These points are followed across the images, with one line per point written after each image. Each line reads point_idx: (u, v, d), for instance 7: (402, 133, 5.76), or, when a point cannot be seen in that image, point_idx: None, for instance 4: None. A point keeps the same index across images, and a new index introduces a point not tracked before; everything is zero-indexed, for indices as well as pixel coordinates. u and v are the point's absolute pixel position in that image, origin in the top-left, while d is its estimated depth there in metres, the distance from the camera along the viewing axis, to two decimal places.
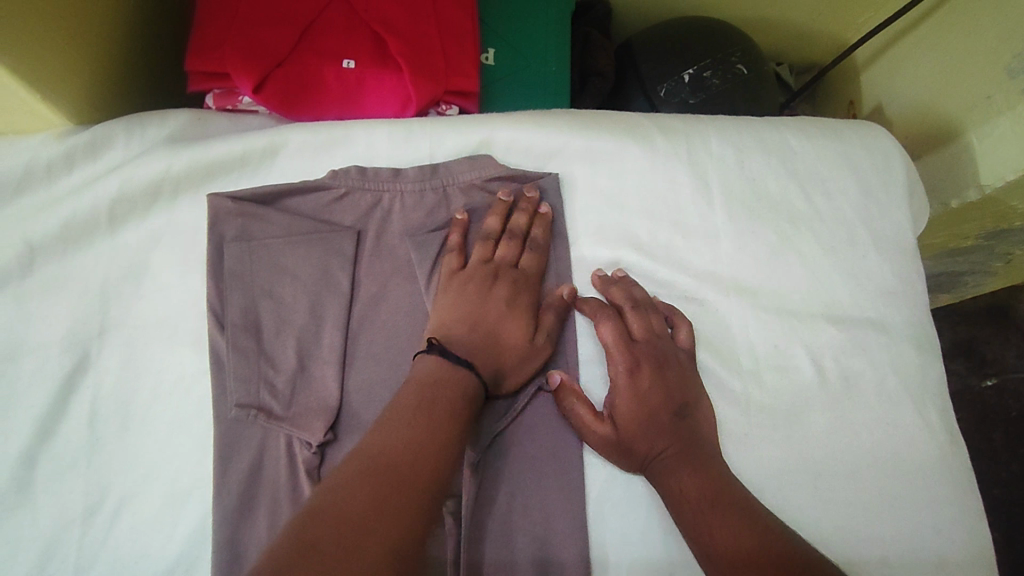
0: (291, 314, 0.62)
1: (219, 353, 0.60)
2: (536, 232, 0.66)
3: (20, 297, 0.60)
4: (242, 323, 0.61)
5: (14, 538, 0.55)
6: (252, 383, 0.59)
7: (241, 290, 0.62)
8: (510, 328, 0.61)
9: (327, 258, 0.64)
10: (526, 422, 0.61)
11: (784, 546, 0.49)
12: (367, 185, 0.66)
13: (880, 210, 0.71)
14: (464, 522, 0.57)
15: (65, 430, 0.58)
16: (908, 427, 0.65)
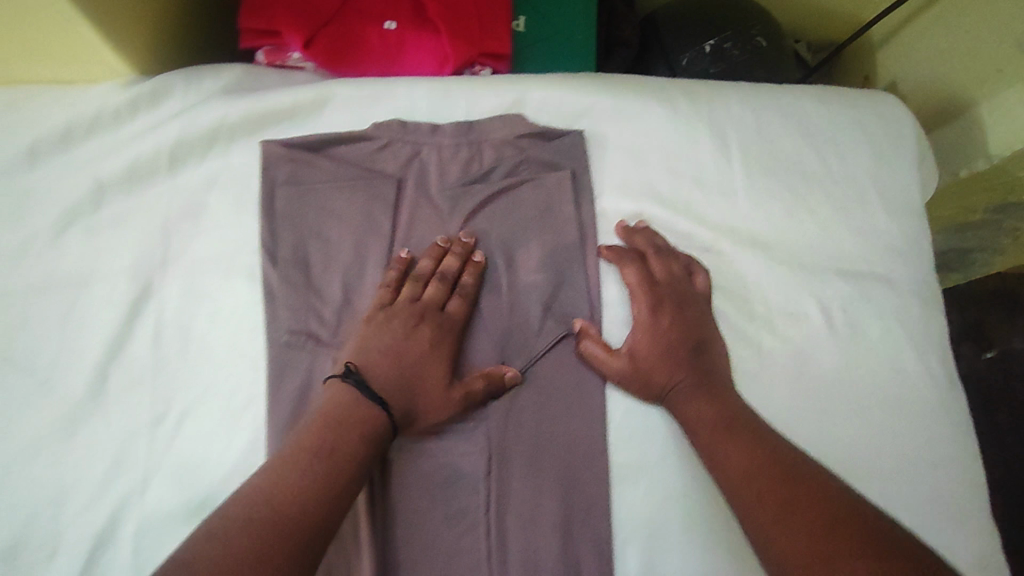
0: (337, 253, 0.67)
1: (271, 287, 0.65)
2: (465, 279, 0.66)
3: (90, 230, 0.66)
4: (292, 259, 0.66)
5: (89, 442, 0.61)
6: (303, 314, 0.65)
7: (292, 230, 0.67)
8: (430, 372, 0.62)
9: (370, 204, 0.69)
10: (552, 357, 0.66)
11: (797, 473, 0.54)
12: (407, 137, 0.70)
13: (890, 173, 0.74)
14: (494, 441, 0.63)
15: (131, 350, 0.64)
16: (910, 374, 0.69)
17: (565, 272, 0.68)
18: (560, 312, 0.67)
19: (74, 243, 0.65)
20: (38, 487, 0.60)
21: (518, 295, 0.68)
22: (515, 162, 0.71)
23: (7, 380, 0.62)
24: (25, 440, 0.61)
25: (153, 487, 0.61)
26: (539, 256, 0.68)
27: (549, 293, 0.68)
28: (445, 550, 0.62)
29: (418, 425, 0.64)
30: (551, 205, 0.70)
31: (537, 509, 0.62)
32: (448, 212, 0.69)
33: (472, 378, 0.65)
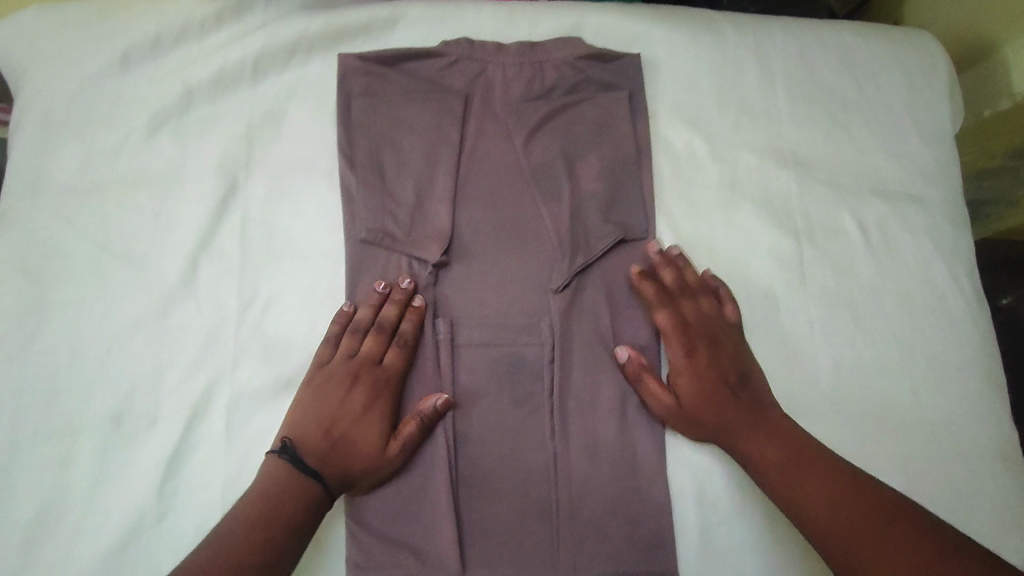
0: (409, 161, 0.72)
1: (349, 188, 0.70)
2: (404, 326, 0.67)
3: (180, 132, 0.70)
4: (369, 164, 0.71)
5: (183, 324, 0.66)
6: (379, 215, 0.69)
7: (367, 137, 0.71)
8: (362, 435, 0.63)
9: (440, 116, 0.73)
10: (607, 261, 0.72)
11: (869, 492, 0.57)
12: (474, 55, 0.75)
13: (924, 102, 0.79)
14: (557, 332, 0.69)
15: (220, 242, 0.68)
16: (939, 285, 0.74)
17: (622, 184, 0.73)
18: (617, 219, 0.73)
19: (164, 144, 0.70)
20: (138, 364, 0.66)
21: (578, 203, 0.73)
22: (576, 81, 0.76)
23: (107, 266, 0.67)
24: (124, 321, 0.66)
25: (243, 367, 0.66)
26: (597, 169, 0.73)
27: (606, 201, 0.73)
28: (512, 432, 0.68)
29: (487, 318, 0.70)
30: (609, 122, 0.74)
31: (594, 396, 0.69)
32: (513, 126, 0.74)
33: (536, 277, 0.71)
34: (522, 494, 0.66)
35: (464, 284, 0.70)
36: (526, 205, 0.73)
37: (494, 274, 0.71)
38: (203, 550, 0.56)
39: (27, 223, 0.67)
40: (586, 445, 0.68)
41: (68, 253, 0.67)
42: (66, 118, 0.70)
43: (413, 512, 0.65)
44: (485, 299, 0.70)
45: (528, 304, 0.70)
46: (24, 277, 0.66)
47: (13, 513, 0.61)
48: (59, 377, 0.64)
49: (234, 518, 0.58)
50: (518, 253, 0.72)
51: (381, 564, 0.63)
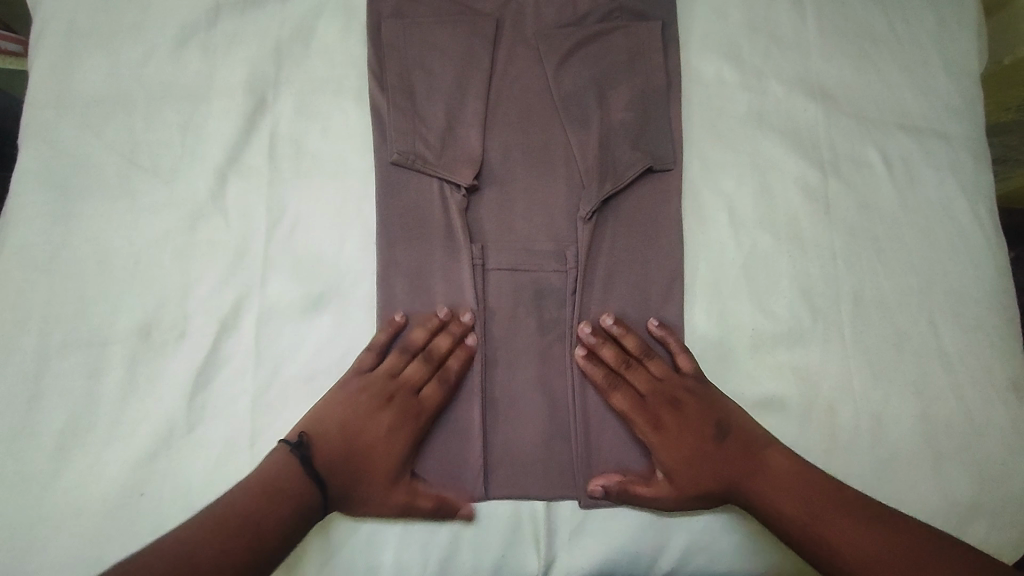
0: (439, 85, 0.71)
1: (379, 110, 0.69)
2: (451, 363, 0.64)
3: (208, 46, 0.69)
4: (399, 86, 0.70)
5: (211, 239, 0.65)
6: (409, 137, 0.69)
7: (397, 58, 0.70)
8: (378, 461, 0.59)
9: (471, 39, 0.72)
10: (637, 191, 0.72)
11: (870, 526, 0.57)
12: None
13: (950, 40, 0.79)
14: (583, 259, 0.68)
15: (249, 158, 0.67)
16: (960, 219, 0.75)
17: (653, 113, 0.73)
18: (646, 148, 0.72)
19: (193, 58, 0.69)
20: (165, 277, 0.64)
21: (607, 131, 0.72)
22: (608, 9, 0.75)
23: (133, 178, 0.66)
24: (151, 235, 0.64)
25: (272, 282, 0.65)
26: (627, 98, 0.73)
27: (637, 129, 0.72)
28: (536, 358, 0.67)
29: (514, 244, 0.69)
30: (641, 49, 0.74)
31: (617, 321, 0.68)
32: (544, 52, 0.73)
33: (565, 204, 0.70)
34: (547, 420, 0.66)
35: (491, 210, 0.70)
36: (556, 133, 0.72)
37: (521, 201, 0.70)
38: (156, 552, 0.52)
39: (54, 134, 0.66)
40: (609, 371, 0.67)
41: (95, 164, 0.65)
42: (93, 28, 0.68)
43: (438, 433, 0.64)
44: (513, 226, 0.70)
45: (555, 231, 0.70)
46: (50, 187, 0.64)
47: (42, 424, 0.59)
48: (86, 288, 0.63)
49: (200, 519, 0.54)
50: (546, 181, 0.71)
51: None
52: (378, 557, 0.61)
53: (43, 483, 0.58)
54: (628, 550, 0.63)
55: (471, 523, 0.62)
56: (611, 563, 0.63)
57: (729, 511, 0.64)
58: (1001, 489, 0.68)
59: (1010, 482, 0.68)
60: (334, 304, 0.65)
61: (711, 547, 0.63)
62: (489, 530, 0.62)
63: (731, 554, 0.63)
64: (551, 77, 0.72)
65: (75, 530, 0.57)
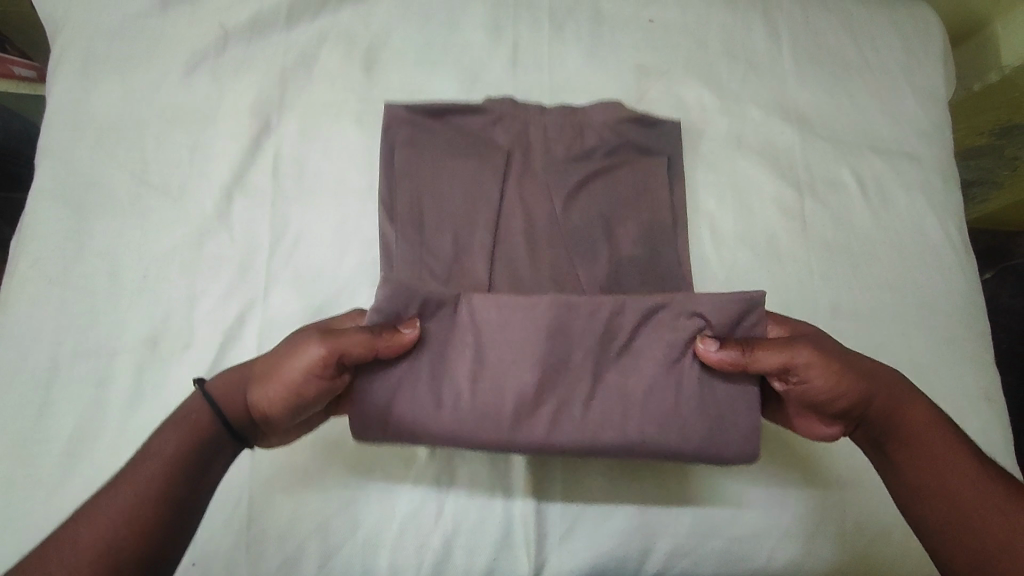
0: (450, 201, 0.68)
1: (387, 239, 0.67)
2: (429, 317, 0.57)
3: (216, 71, 0.73)
4: (408, 214, 0.67)
5: (217, 253, 0.68)
6: (417, 262, 0.65)
7: (408, 183, 0.68)
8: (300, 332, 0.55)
9: (481, 169, 0.70)
10: None
11: (964, 444, 0.53)
12: (517, 114, 0.73)
13: (917, 67, 0.84)
14: None
15: (254, 177, 0.71)
16: (931, 235, 0.79)
17: (661, 245, 0.70)
18: (657, 286, 0.67)
19: (201, 82, 0.72)
20: (172, 289, 0.67)
21: (617, 269, 0.68)
22: (616, 145, 0.72)
23: (144, 195, 0.69)
24: (160, 248, 0.68)
25: (275, 295, 0.68)
26: (634, 239, 0.69)
27: (647, 265, 0.68)
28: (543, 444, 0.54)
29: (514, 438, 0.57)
30: (647, 186, 0.72)
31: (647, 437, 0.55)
32: (554, 190, 0.70)
33: None
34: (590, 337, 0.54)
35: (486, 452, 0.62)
36: (566, 261, 0.68)
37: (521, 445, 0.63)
38: (88, 511, 0.46)
39: (68, 154, 0.69)
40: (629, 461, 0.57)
41: (107, 182, 0.69)
42: (108, 54, 0.72)
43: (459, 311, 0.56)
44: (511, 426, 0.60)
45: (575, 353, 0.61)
46: (65, 203, 0.68)
47: (52, 429, 0.62)
48: (97, 300, 0.66)
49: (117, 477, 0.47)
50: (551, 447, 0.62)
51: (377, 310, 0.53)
52: (373, 558, 0.63)
53: (50, 486, 0.60)
54: (616, 553, 0.65)
55: (464, 526, 0.64)
56: (599, 565, 0.65)
57: (712, 516, 0.66)
58: None
59: None
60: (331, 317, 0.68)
61: (695, 551, 0.66)
62: (480, 535, 0.64)
63: (715, 554, 0.66)
64: (558, 217, 0.69)
65: None
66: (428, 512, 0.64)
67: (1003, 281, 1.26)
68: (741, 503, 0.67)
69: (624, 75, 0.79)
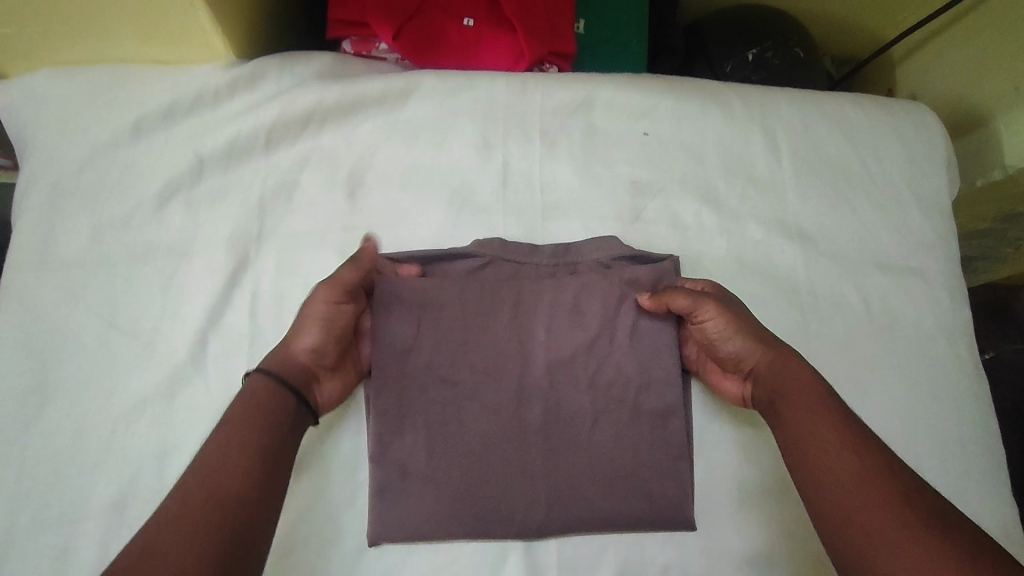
0: (434, 356, 0.66)
1: (369, 415, 0.66)
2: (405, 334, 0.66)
3: (191, 202, 0.70)
4: (390, 377, 0.65)
5: (190, 403, 0.64)
6: (395, 419, 0.65)
7: (393, 347, 0.66)
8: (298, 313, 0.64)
9: (471, 312, 0.67)
10: (649, 465, 0.66)
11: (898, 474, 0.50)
12: (509, 256, 0.70)
13: (920, 176, 0.82)
14: (575, 421, 0.66)
15: (230, 316, 0.67)
16: (941, 357, 0.76)
17: (667, 402, 0.67)
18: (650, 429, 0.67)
19: (175, 214, 0.69)
20: (142, 445, 0.63)
21: (607, 416, 0.67)
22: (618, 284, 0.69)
23: (112, 340, 0.65)
24: (129, 399, 0.64)
25: None
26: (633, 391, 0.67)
27: (648, 418, 0.67)
28: (512, 398, 0.66)
29: (494, 399, 0.66)
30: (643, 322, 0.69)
31: (603, 384, 0.67)
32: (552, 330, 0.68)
33: (574, 460, 0.66)
34: (550, 306, 0.68)
35: (472, 464, 0.64)
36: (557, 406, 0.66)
37: (510, 477, 0.65)
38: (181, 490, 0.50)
39: (33, 296, 0.65)
40: (593, 426, 0.66)
41: (73, 328, 0.65)
42: (77, 186, 0.69)
43: (448, 297, 0.68)
44: (490, 420, 0.65)
45: (560, 409, 0.66)
46: (28, 354, 0.64)
47: None
48: (60, 460, 0.61)
49: (207, 454, 0.53)
50: (538, 453, 0.65)
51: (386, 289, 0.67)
52: None
53: None
54: None
55: None
56: None
57: None
58: None
59: None
60: (312, 470, 0.65)
61: None
62: None
63: None
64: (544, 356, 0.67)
65: None
66: None
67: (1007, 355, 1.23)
68: None
69: (619, 193, 0.76)
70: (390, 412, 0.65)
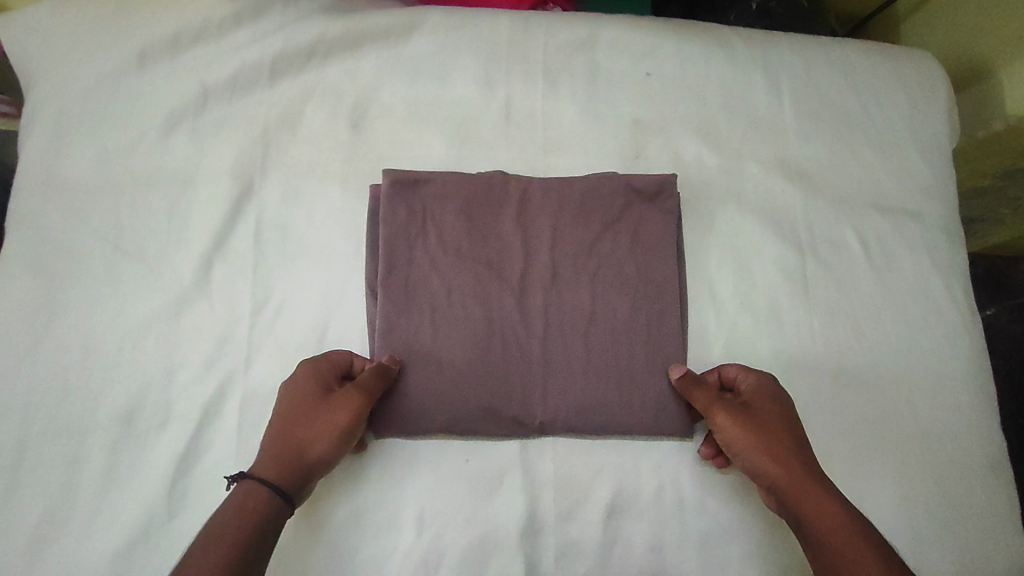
0: (437, 259, 0.68)
1: (374, 321, 0.67)
2: (413, 235, 0.69)
3: (195, 131, 0.70)
4: (395, 279, 0.67)
5: (196, 325, 0.66)
6: (399, 317, 0.66)
7: (397, 250, 0.68)
8: (307, 425, 0.60)
9: (475, 219, 0.70)
10: (649, 370, 0.68)
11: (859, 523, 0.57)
12: (511, 177, 0.72)
13: (921, 121, 0.82)
14: (576, 325, 0.68)
15: (235, 242, 0.68)
16: (936, 298, 0.77)
17: (665, 315, 0.69)
18: (649, 338, 0.68)
19: (180, 143, 0.70)
20: (150, 365, 0.64)
21: (605, 321, 0.68)
22: (619, 204, 0.71)
23: (118, 263, 0.66)
24: (136, 320, 0.65)
25: (256, 369, 0.65)
26: (630, 298, 0.69)
27: (646, 324, 0.69)
28: (514, 291, 0.68)
29: (498, 300, 0.68)
30: (643, 234, 0.71)
31: (604, 282, 0.69)
32: (555, 240, 0.70)
33: (573, 360, 0.67)
34: (555, 206, 0.71)
35: (475, 360, 0.66)
36: (556, 309, 0.68)
37: (512, 375, 0.66)
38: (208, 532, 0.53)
39: (40, 220, 0.66)
40: (592, 322, 0.68)
41: (80, 249, 0.66)
42: (82, 114, 0.69)
43: (454, 204, 0.70)
44: (493, 319, 0.67)
45: (559, 310, 0.68)
46: (36, 273, 0.65)
47: (21, 515, 0.59)
48: (71, 376, 0.63)
49: (234, 498, 0.56)
50: (539, 352, 0.67)
51: (399, 194, 0.69)
52: None
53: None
54: None
55: None
56: None
57: None
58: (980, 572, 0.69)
59: (988, 564, 0.69)
60: None
61: None
62: None
63: None
64: (545, 262, 0.70)
65: None
66: None
67: (1003, 316, 1.23)
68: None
69: (620, 132, 0.77)
70: (394, 312, 0.66)
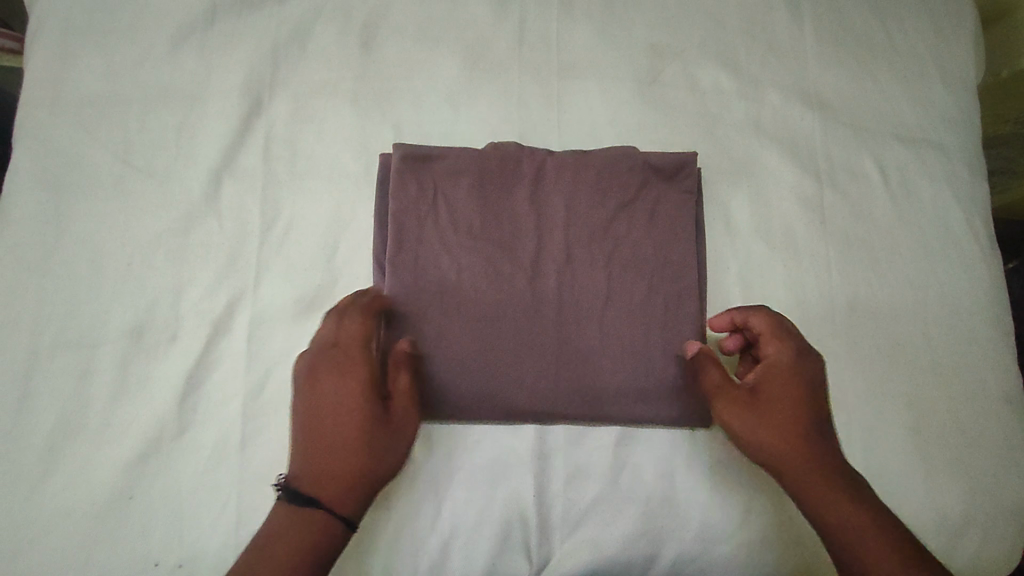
0: (447, 239, 0.65)
1: (379, 300, 0.64)
2: (423, 213, 0.66)
3: (203, 46, 0.69)
4: (403, 259, 0.64)
5: (204, 240, 0.65)
6: (405, 301, 0.63)
7: (406, 227, 0.65)
8: (347, 419, 0.56)
9: (487, 196, 0.67)
10: (667, 356, 0.65)
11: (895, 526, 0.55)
12: (524, 152, 0.68)
13: (945, 49, 0.80)
14: (589, 312, 0.65)
15: (243, 159, 0.67)
16: (955, 229, 0.75)
17: (682, 295, 0.66)
18: (666, 322, 0.65)
19: (187, 58, 0.69)
20: (158, 279, 0.64)
21: (621, 305, 0.65)
22: (637, 177, 0.68)
23: (126, 177, 0.65)
24: (145, 235, 0.64)
25: (264, 287, 0.64)
26: (647, 281, 0.66)
27: (663, 308, 0.65)
28: (526, 274, 0.65)
29: (510, 284, 0.64)
30: (660, 211, 0.68)
31: (620, 263, 0.66)
32: (570, 218, 0.67)
33: (587, 348, 0.64)
34: (571, 183, 0.67)
35: (486, 347, 0.63)
36: (570, 294, 0.65)
37: (524, 361, 0.63)
38: (261, 544, 0.53)
39: (48, 133, 0.66)
40: (608, 305, 0.65)
41: (89, 163, 0.65)
42: (89, 27, 0.68)
43: (467, 181, 0.67)
44: (504, 304, 0.64)
45: (573, 297, 0.65)
46: (44, 186, 0.64)
47: (31, 421, 0.59)
48: (78, 288, 0.63)
49: (283, 510, 0.54)
50: (551, 340, 0.64)
51: (409, 172, 0.66)
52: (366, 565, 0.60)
53: (30, 485, 0.58)
54: (621, 559, 0.62)
55: (461, 532, 0.61)
56: (603, 567, 0.62)
57: (725, 522, 0.63)
58: (995, 500, 0.68)
59: (1003, 493, 0.68)
60: (322, 310, 0.64)
61: (703, 557, 0.63)
62: (477, 542, 0.61)
63: (723, 561, 0.63)
64: (559, 244, 0.66)
65: (64, 533, 0.57)
66: (422, 524, 0.61)
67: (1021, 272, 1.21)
68: (756, 506, 0.64)
69: (636, 55, 0.75)
70: (402, 295, 0.63)
